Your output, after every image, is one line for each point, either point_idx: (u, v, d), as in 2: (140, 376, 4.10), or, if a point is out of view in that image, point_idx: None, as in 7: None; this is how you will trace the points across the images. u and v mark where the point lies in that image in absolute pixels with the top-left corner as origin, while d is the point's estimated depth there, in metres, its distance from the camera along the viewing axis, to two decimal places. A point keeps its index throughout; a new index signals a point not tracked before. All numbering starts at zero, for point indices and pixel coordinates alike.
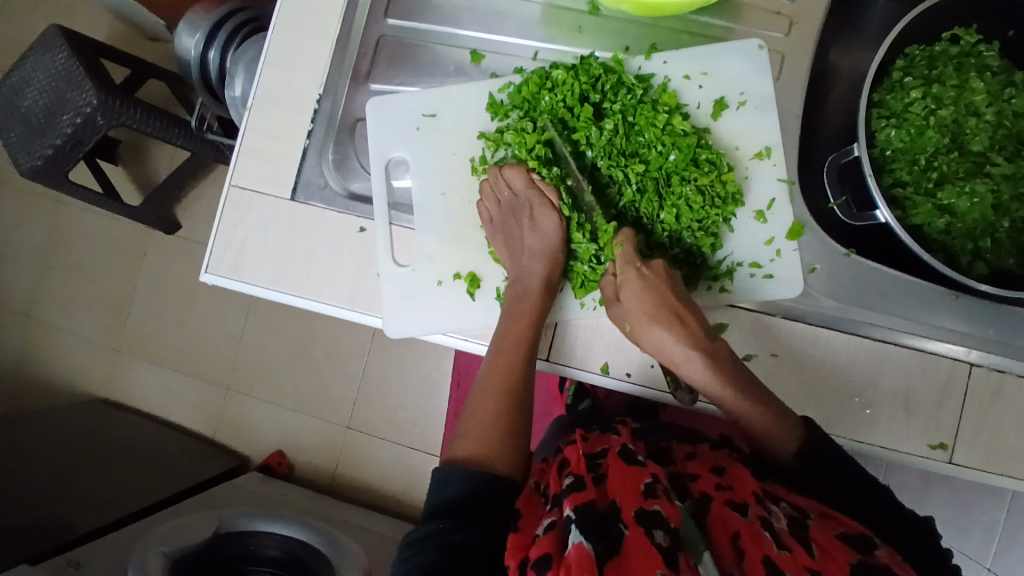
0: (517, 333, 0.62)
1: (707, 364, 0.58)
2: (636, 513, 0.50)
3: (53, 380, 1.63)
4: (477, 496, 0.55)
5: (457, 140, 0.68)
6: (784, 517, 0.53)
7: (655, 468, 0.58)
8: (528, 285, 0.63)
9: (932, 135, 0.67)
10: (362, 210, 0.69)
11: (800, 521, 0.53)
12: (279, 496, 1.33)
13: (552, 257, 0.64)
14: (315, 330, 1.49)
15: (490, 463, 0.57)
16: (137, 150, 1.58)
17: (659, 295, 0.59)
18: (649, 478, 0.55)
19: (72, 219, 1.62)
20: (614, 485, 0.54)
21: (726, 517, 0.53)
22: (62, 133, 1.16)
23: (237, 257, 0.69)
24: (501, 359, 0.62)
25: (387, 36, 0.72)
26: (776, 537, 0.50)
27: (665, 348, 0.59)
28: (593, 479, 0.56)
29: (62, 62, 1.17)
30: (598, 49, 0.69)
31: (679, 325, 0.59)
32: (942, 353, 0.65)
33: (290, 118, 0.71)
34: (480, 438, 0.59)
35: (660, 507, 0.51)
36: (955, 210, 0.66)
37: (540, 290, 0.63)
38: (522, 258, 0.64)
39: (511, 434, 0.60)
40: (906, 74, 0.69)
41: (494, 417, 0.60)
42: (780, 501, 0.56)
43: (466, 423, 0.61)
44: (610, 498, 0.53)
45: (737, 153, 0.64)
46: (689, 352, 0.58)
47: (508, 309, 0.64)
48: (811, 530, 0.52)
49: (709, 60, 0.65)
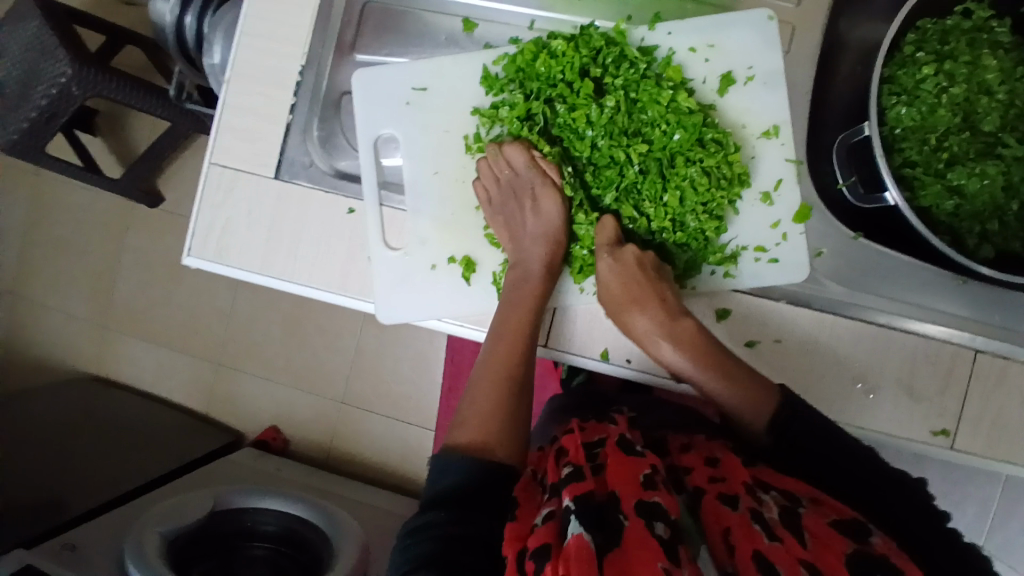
0: (517, 319, 0.61)
1: (678, 349, 0.59)
2: (635, 505, 0.49)
3: (40, 358, 1.60)
4: (475, 484, 0.53)
5: (450, 116, 0.64)
6: (775, 506, 0.53)
7: (653, 458, 0.57)
8: (529, 268, 0.62)
9: (943, 114, 0.64)
10: (351, 190, 0.66)
11: (794, 511, 0.52)
12: (275, 472, 1.32)
13: (553, 239, 0.62)
14: (305, 306, 1.47)
15: (491, 451, 0.56)
16: (116, 120, 1.51)
17: (626, 283, 0.59)
18: (647, 468, 0.54)
19: (51, 192, 1.57)
20: (613, 475, 0.53)
21: (718, 512, 0.52)
22: (36, 105, 1.11)
23: (222, 239, 0.66)
24: (502, 344, 0.61)
25: (372, 2, 0.67)
26: (768, 529, 0.49)
27: (637, 332, 0.60)
28: (591, 468, 0.55)
29: (31, 28, 1.10)
30: (598, 18, 0.65)
31: (648, 310, 0.60)
32: (937, 336, 0.64)
33: (273, 93, 0.67)
34: (482, 424, 0.57)
35: (660, 498, 0.50)
36: (964, 192, 0.64)
37: (542, 273, 0.62)
38: (521, 241, 0.62)
39: (511, 420, 0.58)
40: (918, 49, 0.67)
41: (493, 408, 0.58)
42: (770, 490, 0.55)
43: (465, 412, 0.59)
44: (609, 489, 0.51)
45: (743, 131, 0.61)
46: (660, 341, 0.59)
47: (507, 294, 0.62)
48: (801, 518, 0.51)
49: (716, 32, 0.61)
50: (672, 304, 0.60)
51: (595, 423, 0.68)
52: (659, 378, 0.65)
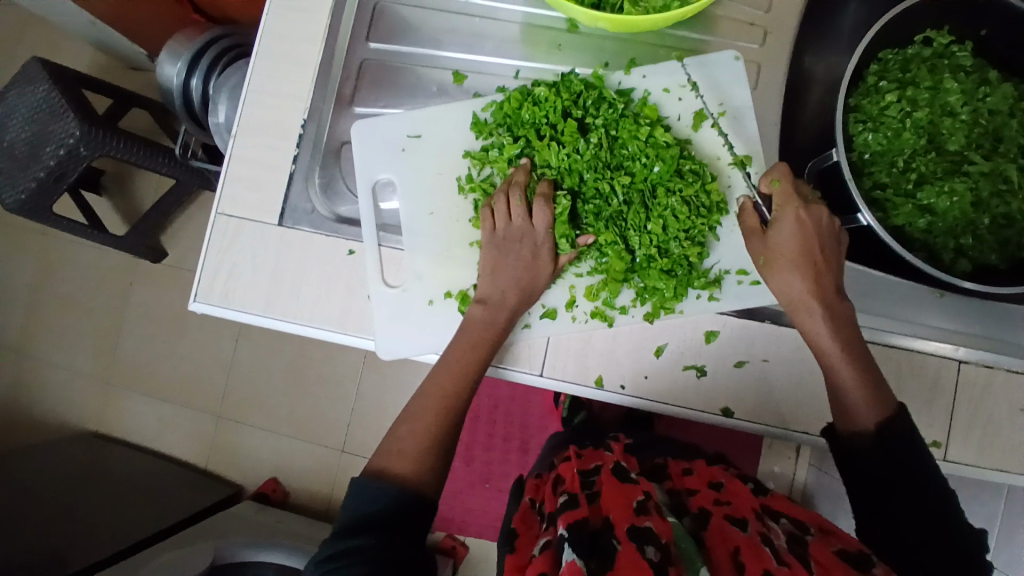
0: (459, 355, 0.63)
1: (829, 322, 0.58)
2: (627, 530, 0.52)
3: (41, 416, 1.59)
4: (399, 511, 0.56)
5: (443, 160, 0.68)
6: (783, 533, 0.56)
7: (647, 486, 0.62)
8: (497, 317, 0.63)
9: (908, 137, 0.69)
10: (351, 232, 0.69)
11: (800, 537, 0.56)
12: (275, 524, 1.31)
13: (530, 293, 0.64)
14: (308, 355, 1.48)
15: (417, 484, 0.58)
16: (123, 180, 1.57)
17: (806, 239, 0.60)
18: (641, 495, 0.59)
19: (57, 251, 1.60)
20: (608, 502, 0.58)
21: (727, 532, 0.55)
22: (45, 165, 1.16)
23: (227, 284, 0.69)
24: (445, 378, 0.63)
25: (369, 59, 0.72)
26: (776, 551, 0.52)
27: (792, 292, 0.60)
28: (587, 495, 0.61)
29: (40, 93, 1.17)
30: (578, 65, 0.70)
31: (812, 275, 0.60)
32: (928, 350, 0.67)
33: (275, 145, 0.71)
34: (411, 457, 0.60)
35: (652, 523, 0.54)
36: (935, 210, 0.69)
37: (507, 327, 0.64)
38: (504, 283, 0.64)
39: (439, 453, 0.61)
40: (881, 78, 0.72)
41: (425, 435, 0.61)
42: (779, 517, 0.59)
43: (399, 438, 0.61)
44: (603, 515, 0.56)
45: (719, 162, 0.65)
46: (813, 304, 0.59)
47: (467, 322, 0.64)
48: (806, 544, 0.54)
49: (686, 74, 0.66)
50: (837, 282, 0.60)
51: (592, 449, 0.76)
52: (653, 404, 0.65)
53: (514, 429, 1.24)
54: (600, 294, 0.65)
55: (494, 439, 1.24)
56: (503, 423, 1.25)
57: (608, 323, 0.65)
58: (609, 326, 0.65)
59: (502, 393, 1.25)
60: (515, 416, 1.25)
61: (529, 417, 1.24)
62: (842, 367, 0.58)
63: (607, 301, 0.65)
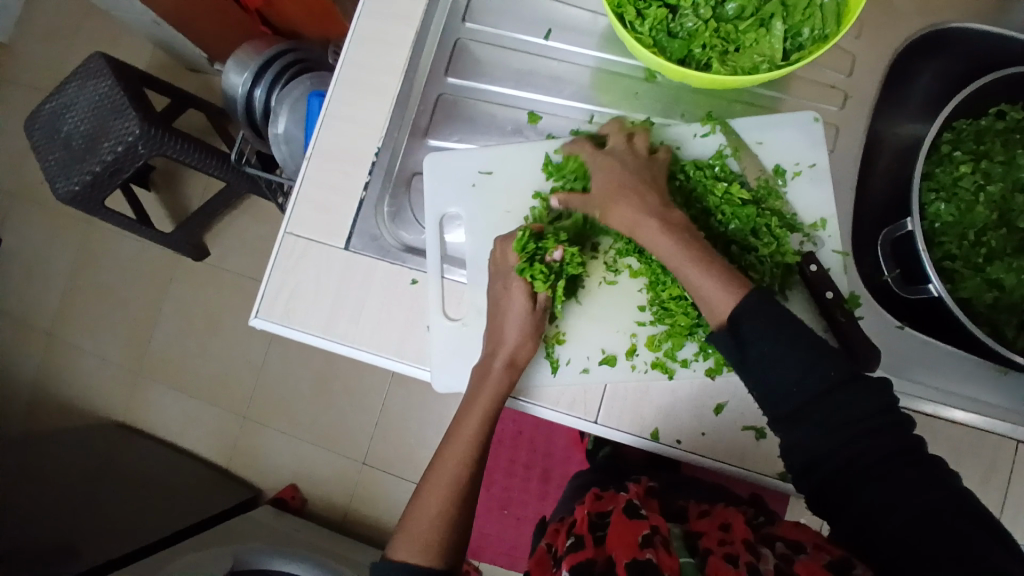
0: (469, 423, 0.64)
1: (667, 233, 0.59)
2: (627, 564, 0.54)
3: (70, 402, 1.62)
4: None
5: (512, 199, 0.69)
6: (775, 558, 0.56)
7: (657, 520, 0.62)
8: (491, 364, 0.63)
9: (981, 211, 0.70)
10: (414, 262, 0.70)
11: (791, 560, 0.55)
12: (292, 533, 1.30)
13: (530, 337, 0.64)
14: (337, 365, 1.50)
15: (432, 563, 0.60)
16: (172, 178, 1.61)
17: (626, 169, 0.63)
18: (647, 529, 0.60)
19: (101, 241, 1.64)
20: (613, 540, 0.59)
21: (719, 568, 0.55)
22: (102, 160, 1.19)
23: (289, 302, 0.70)
24: (455, 446, 0.64)
25: (446, 94, 0.73)
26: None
27: (626, 221, 0.61)
28: (594, 537, 0.62)
29: (104, 89, 1.21)
30: (654, 115, 0.70)
31: (639, 197, 0.61)
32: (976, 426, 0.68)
33: (348, 169, 0.72)
34: (422, 535, 0.60)
35: (655, 557, 0.55)
36: (1003, 285, 0.69)
37: (502, 370, 0.63)
38: (506, 335, 0.63)
39: (453, 530, 0.61)
40: (954, 148, 0.71)
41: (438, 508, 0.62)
42: (775, 542, 0.58)
43: (410, 517, 0.62)
44: (608, 553, 0.58)
45: (796, 222, 0.65)
46: (648, 224, 0.60)
47: (472, 380, 0.65)
48: (795, 564, 0.54)
49: (765, 131, 0.66)
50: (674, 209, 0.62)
51: (612, 491, 0.74)
52: (709, 461, 0.65)
53: (536, 458, 1.23)
54: (662, 345, 0.65)
55: (516, 466, 1.23)
56: (526, 450, 1.23)
57: (668, 374, 0.65)
58: (670, 378, 0.65)
59: (527, 421, 1.24)
60: (537, 445, 1.24)
61: (552, 446, 1.23)
62: (685, 266, 0.58)
63: (669, 353, 0.65)
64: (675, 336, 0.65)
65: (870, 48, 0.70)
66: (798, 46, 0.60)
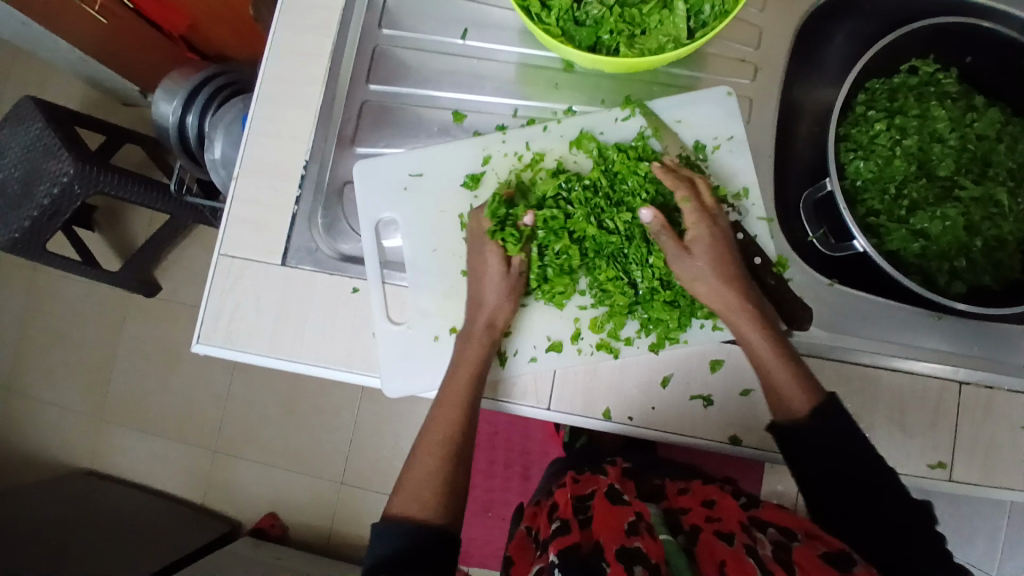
0: (460, 377, 0.64)
1: (761, 327, 0.62)
2: (616, 551, 0.55)
3: (31, 456, 1.56)
4: (409, 548, 0.57)
5: (445, 198, 0.70)
6: (769, 542, 0.58)
7: (639, 506, 0.64)
8: (472, 327, 0.65)
9: (899, 165, 0.73)
10: (356, 271, 0.70)
11: (785, 545, 0.57)
12: (275, 561, 1.28)
13: (507, 300, 0.65)
14: (304, 386, 1.47)
15: (430, 519, 0.59)
16: (116, 215, 1.57)
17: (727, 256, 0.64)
18: (632, 516, 0.61)
19: (47, 287, 1.58)
20: (599, 526, 0.59)
21: (714, 547, 0.57)
22: (38, 204, 1.15)
23: (230, 324, 0.69)
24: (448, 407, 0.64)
25: (370, 100, 0.73)
26: (761, 564, 0.54)
27: (729, 306, 0.63)
28: (579, 521, 0.62)
29: (33, 131, 1.16)
30: (575, 103, 0.72)
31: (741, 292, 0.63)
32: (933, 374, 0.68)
33: (279, 185, 0.71)
34: (421, 494, 0.60)
35: (642, 543, 0.56)
36: (928, 234, 0.72)
37: (483, 332, 0.65)
38: (484, 298, 0.65)
39: (452, 487, 0.61)
40: (869, 107, 0.75)
41: (433, 474, 0.61)
42: (767, 528, 0.60)
43: (406, 477, 0.62)
44: (593, 539, 0.58)
45: (719, 193, 0.68)
46: (747, 316, 0.63)
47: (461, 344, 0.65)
48: (792, 552, 0.56)
49: (681, 109, 0.69)
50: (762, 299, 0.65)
51: (588, 473, 0.76)
52: (661, 434, 0.66)
53: (514, 455, 1.22)
54: (604, 327, 0.67)
55: (495, 466, 1.21)
56: (504, 449, 1.22)
57: (613, 354, 0.67)
58: (615, 357, 0.67)
59: (504, 421, 1.23)
60: (515, 442, 1.23)
61: (530, 442, 1.22)
62: (765, 352, 0.62)
63: (612, 333, 0.67)
64: (615, 317, 0.66)
65: (775, 20, 0.72)
66: (702, 24, 0.62)
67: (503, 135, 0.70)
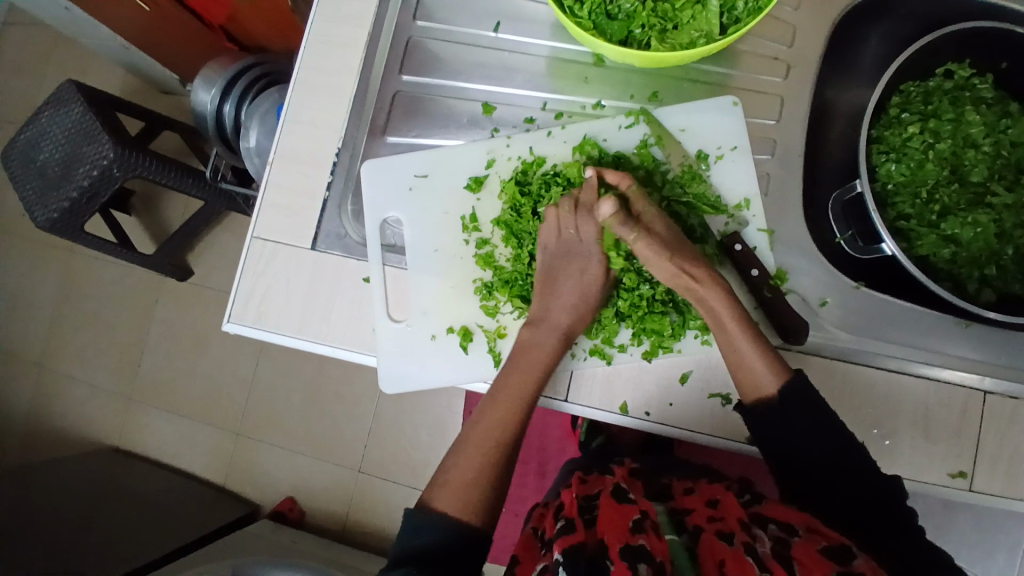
0: (517, 385, 0.64)
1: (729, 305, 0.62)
2: (621, 549, 0.55)
3: (63, 430, 1.61)
4: (451, 548, 0.57)
5: (449, 200, 0.72)
6: (769, 539, 0.57)
7: (645, 504, 0.64)
8: (544, 333, 0.66)
9: (931, 168, 0.71)
10: (392, 260, 0.72)
11: (785, 543, 0.55)
12: (292, 543, 1.30)
13: (587, 310, 0.67)
14: (326, 373, 1.50)
15: (467, 519, 0.58)
16: (152, 200, 1.62)
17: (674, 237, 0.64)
18: (637, 514, 0.61)
19: (85, 269, 1.64)
20: (604, 524, 0.59)
21: (715, 545, 0.56)
22: (78, 186, 1.19)
23: (260, 306, 0.71)
24: (498, 410, 0.64)
25: (402, 91, 0.74)
26: (760, 562, 0.53)
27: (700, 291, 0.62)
28: (584, 520, 0.62)
29: (75, 115, 1.21)
30: (606, 97, 0.73)
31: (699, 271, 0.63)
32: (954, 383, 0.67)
33: (310, 171, 0.73)
34: (465, 488, 0.60)
35: (646, 541, 0.56)
36: (959, 240, 0.71)
37: (557, 340, 0.65)
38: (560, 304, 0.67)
39: (491, 493, 0.61)
40: (903, 110, 0.74)
41: (478, 473, 0.61)
42: (767, 524, 0.59)
43: (448, 473, 0.61)
44: (598, 537, 0.58)
45: (720, 204, 0.68)
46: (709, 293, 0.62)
47: (523, 346, 0.66)
48: (792, 548, 0.55)
49: (688, 117, 0.69)
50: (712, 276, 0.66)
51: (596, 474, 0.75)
52: (679, 430, 0.66)
53: (530, 451, 1.15)
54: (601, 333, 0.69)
55: None
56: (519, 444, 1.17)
57: (607, 360, 0.68)
58: (609, 364, 0.68)
59: None
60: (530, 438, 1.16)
61: (545, 440, 1.14)
62: (740, 338, 0.62)
63: (606, 339, 0.68)
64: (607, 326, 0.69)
65: (808, 18, 0.72)
66: (735, 20, 0.62)
67: (508, 140, 0.71)
